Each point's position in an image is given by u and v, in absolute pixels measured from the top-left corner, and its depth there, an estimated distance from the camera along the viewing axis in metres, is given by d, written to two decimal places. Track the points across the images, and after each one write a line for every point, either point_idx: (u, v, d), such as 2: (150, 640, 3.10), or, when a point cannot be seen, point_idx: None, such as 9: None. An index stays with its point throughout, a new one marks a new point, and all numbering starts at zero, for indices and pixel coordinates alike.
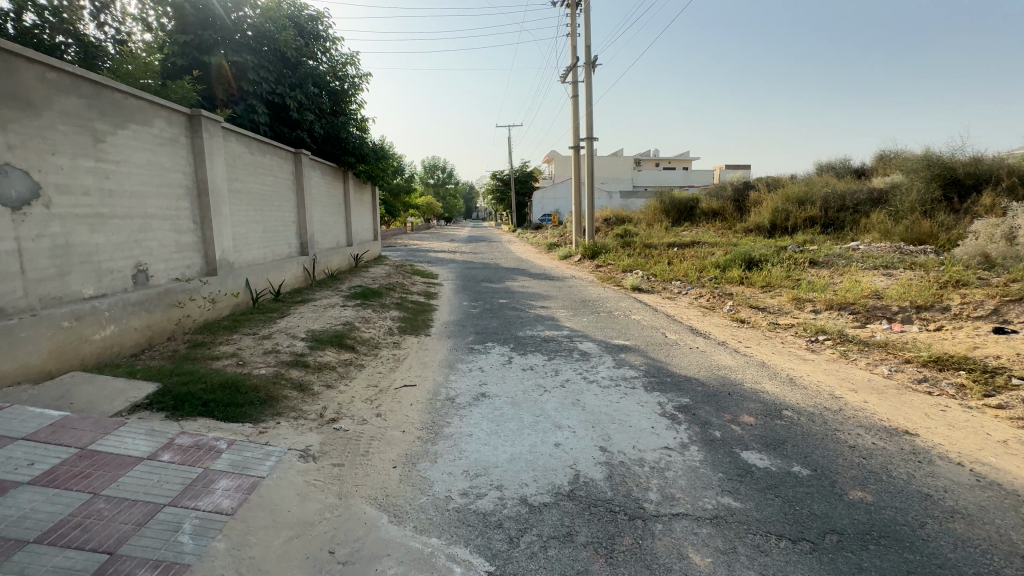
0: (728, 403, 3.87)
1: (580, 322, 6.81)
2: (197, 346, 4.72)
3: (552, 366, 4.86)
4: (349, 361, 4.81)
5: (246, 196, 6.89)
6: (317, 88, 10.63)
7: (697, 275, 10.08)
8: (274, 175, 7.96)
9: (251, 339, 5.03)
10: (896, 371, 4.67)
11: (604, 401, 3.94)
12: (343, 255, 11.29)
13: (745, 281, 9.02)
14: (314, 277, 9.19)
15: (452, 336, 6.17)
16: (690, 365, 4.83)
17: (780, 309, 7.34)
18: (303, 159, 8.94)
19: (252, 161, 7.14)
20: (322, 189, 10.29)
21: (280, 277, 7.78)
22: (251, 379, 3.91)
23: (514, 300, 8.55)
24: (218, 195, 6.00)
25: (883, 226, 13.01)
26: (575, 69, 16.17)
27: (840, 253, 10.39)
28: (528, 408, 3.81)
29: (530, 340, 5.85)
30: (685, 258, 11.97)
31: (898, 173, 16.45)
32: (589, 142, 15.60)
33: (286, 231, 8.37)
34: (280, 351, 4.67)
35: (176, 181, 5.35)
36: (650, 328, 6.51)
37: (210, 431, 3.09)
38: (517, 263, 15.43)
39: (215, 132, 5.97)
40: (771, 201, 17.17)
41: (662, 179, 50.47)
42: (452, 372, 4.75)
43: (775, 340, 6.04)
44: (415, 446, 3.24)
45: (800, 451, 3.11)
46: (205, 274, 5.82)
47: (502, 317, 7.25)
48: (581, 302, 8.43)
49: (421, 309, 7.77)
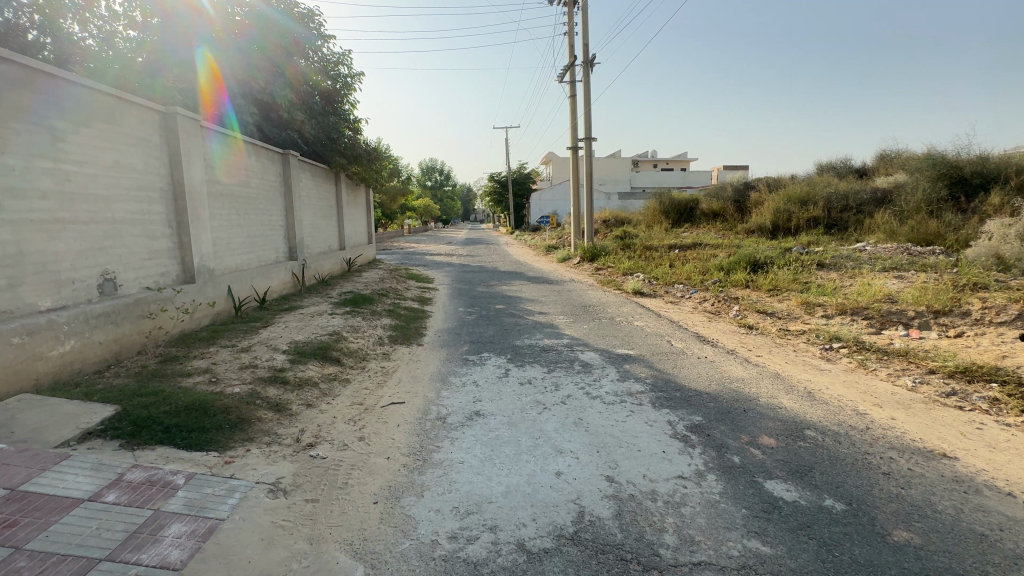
0: (746, 423, 3.54)
1: (580, 330, 6.49)
2: (168, 361, 4.37)
3: (551, 379, 4.52)
4: (334, 376, 4.47)
5: (228, 199, 6.55)
6: (308, 89, 10.32)
7: (701, 278, 9.77)
8: (260, 177, 7.62)
9: (228, 352, 4.68)
10: (921, 384, 4.34)
11: (609, 420, 3.60)
12: (335, 259, 10.94)
13: (751, 284, 8.70)
14: (303, 283, 8.84)
15: (446, 346, 5.83)
16: (700, 378, 4.49)
17: (789, 314, 7.02)
18: (292, 160, 8.61)
19: (235, 162, 6.79)
20: (312, 191, 9.94)
21: (266, 283, 7.43)
22: (222, 400, 3.57)
23: (511, 306, 8.22)
24: (197, 198, 5.67)
25: (888, 226, 12.73)
26: (573, 68, 15.90)
27: (847, 254, 10.09)
28: (526, 429, 3.47)
29: (528, 350, 5.51)
30: (686, 261, 11.64)
31: (901, 173, 16.22)
32: (588, 142, 15.33)
33: (273, 235, 8.03)
34: (259, 366, 4.32)
35: (149, 183, 5.01)
36: (654, 336, 6.17)
37: (168, 463, 2.75)
38: (515, 266, 15.09)
39: (193, 131, 5.63)
40: (772, 201, 16.89)
41: (660, 180, 50.20)
42: (444, 387, 4.42)
43: (787, 348, 5.71)
44: (399, 476, 2.90)
45: (830, 481, 2.77)
46: (182, 282, 5.47)
47: (499, 324, 6.91)
48: (582, 307, 8.10)
49: (415, 316, 7.43)
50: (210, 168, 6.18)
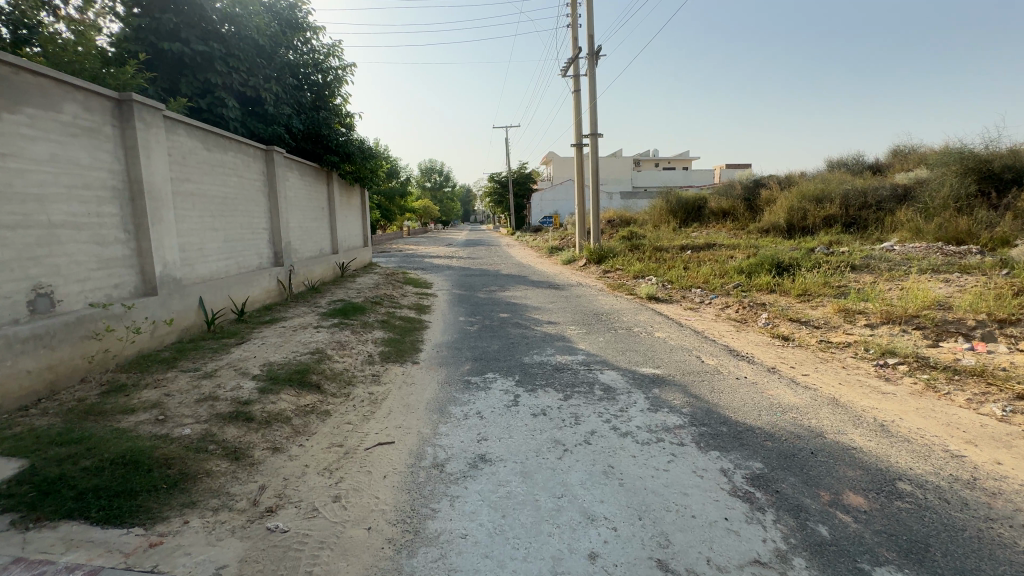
0: (820, 472, 2.82)
1: (597, 343, 5.77)
2: (112, 392, 3.65)
3: (570, 409, 3.81)
4: (311, 407, 3.76)
5: (200, 199, 5.87)
6: (296, 82, 9.62)
7: (720, 281, 9.07)
8: (239, 174, 6.90)
9: (188, 379, 3.97)
10: (1012, 413, 3.62)
11: (647, 468, 2.89)
12: (326, 264, 10.23)
13: (777, 289, 8.00)
14: (290, 291, 8.12)
15: (445, 365, 5.11)
16: (748, 409, 3.76)
17: (827, 324, 6.29)
18: (277, 158, 7.91)
19: (208, 159, 6.10)
20: (300, 191, 9.23)
21: (245, 292, 6.72)
22: (163, 448, 2.85)
23: (516, 315, 7.51)
24: (160, 199, 4.97)
25: (914, 224, 12.03)
26: (577, 61, 15.21)
27: (878, 255, 9.36)
28: (546, 484, 2.76)
29: (539, 370, 4.78)
30: (702, 263, 10.93)
31: (921, 169, 15.52)
32: (594, 138, 14.62)
33: (254, 240, 7.33)
34: (220, 397, 3.60)
35: (97, 181, 4.30)
36: (680, 351, 5.45)
37: (68, 551, 2.05)
38: (518, 269, 14.39)
39: (155, 122, 4.94)
40: (785, 199, 16.18)
41: (663, 179, 49.56)
42: (442, 420, 3.70)
43: (834, 364, 5.01)
44: (382, 562, 2.18)
45: (961, 569, 2.05)
46: (140, 294, 4.75)
47: (505, 336, 6.20)
48: (593, 315, 7.40)
49: (410, 328, 6.72)
50: (178, 164, 5.48)
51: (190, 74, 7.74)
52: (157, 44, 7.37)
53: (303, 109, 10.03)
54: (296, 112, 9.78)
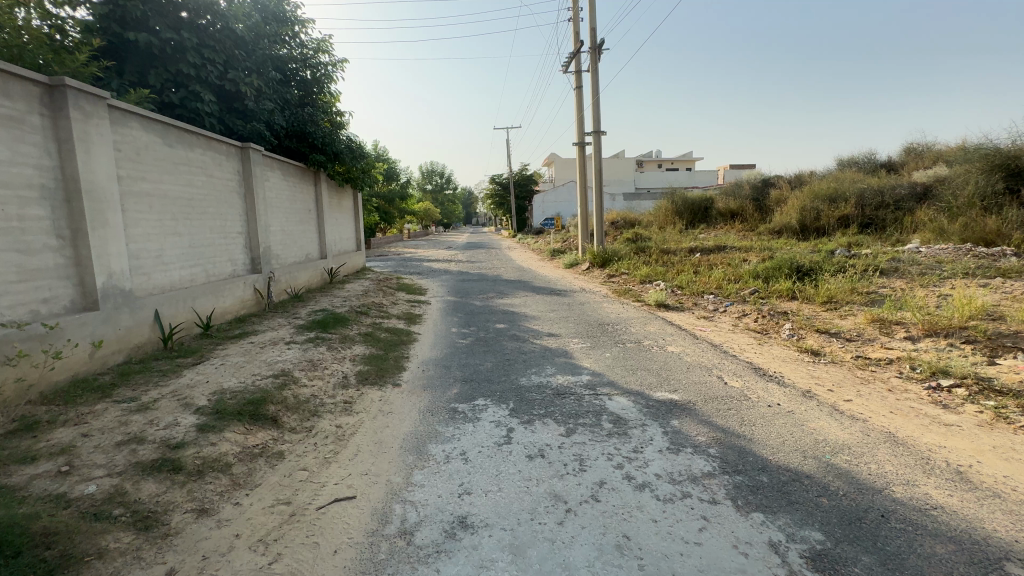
0: (901, 549, 2.15)
1: (603, 360, 5.10)
2: (18, 432, 3.01)
3: (573, 450, 3.15)
4: (260, 449, 3.11)
5: (158, 200, 5.27)
6: (280, 76, 9.01)
7: (735, 287, 8.42)
8: (208, 173, 6.28)
9: (117, 413, 3.33)
10: None
11: (673, 542, 2.22)
12: (312, 270, 9.60)
13: (798, 295, 7.34)
14: (268, 300, 7.48)
15: (430, 388, 4.46)
16: (790, 450, 3.08)
17: (860, 336, 5.62)
18: (254, 155, 7.29)
19: (170, 156, 5.50)
20: (282, 192, 8.61)
21: (214, 303, 6.09)
22: (47, 519, 2.20)
23: (514, 325, 6.85)
24: (104, 200, 4.37)
25: (937, 225, 11.36)
26: (578, 57, 14.59)
27: (904, 257, 8.68)
28: (542, 566, 2.10)
29: (537, 396, 4.12)
30: (713, 266, 10.25)
31: (940, 167, 14.81)
32: (597, 136, 13.98)
33: (227, 245, 6.70)
34: (146, 440, 2.95)
35: (19, 179, 3.69)
36: (699, 370, 4.77)
37: None
38: (518, 273, 13.75)
39: (98, 113, 4.35)
40: (796, 199, 15.50)
41: (666, 180, 48.93)
42: (418, 464, 3.05)
43: (877, 385, 4.35)
44: None
45: None
46: (77, 310, 4.13)
47: (499, 352, 5.55)
48: (598, 326, 6.73)
49: (396, 342, 6.07)
50: (130, 161, 4.88)
51: (161, 67, 7.13)
52: (122, 32, 6.74)
53: (288, 105, 9.42)
54: (280, 108, 9.16)
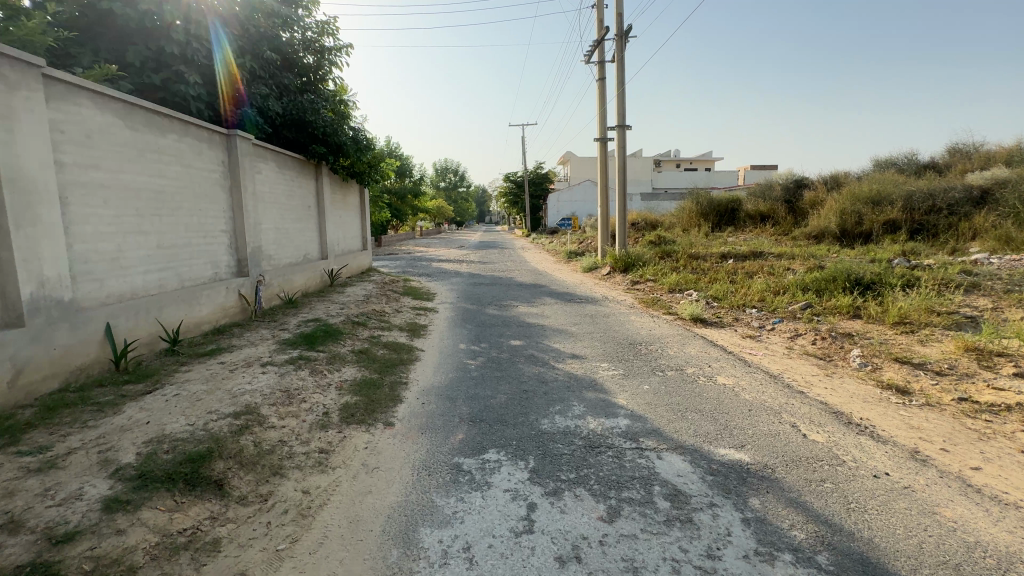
0: None
1: (642, 396, 4.15)
2: None
3: (620, 551, 2.24)
4: (186, 538, 2.24)
5: (115, 192, 4.48)
6: (277, 58, 8.18)
7: (780, 299, 7.44)
8: (184, 162, 5.47)
9: (7, 475, 2.48)
10: None
11: None
12: (309, 271, 8.78)
13: (860, 313, 6.34)
14: (256, 307, 6.66)
15: (429, 433, 3.57)
16: (938, 567, 2.13)
17: (955, 370, 4.61)
18: (240, 144, 6.45)
19: (134, 141, 4.71)
20: (276, 187, 7.80)
21: (186, 312, 5.28)
22: None
23: (532, 343, 5.95)
24: (36, 190, 3.57)
25: (1003, 232, 10.19)
26: (602, 45, 13.60)
27: (979, 270, 7.58)
28: None
29: (564, 450, 3.20)
30: (751, 276, 9.21)
31: (999, 168, 13.51)
32: (621, 131, 12.99)
33: (207, 245, 5.89)
34: (22, 528, 2.10)
35: None
36: (766, 414, 3.82)
37: None
38: (535, 277, 12.86)
39: (29, 84, 3.54)
40: (835, 202, 14.34)
41: (685, 180, 47.60)
42: (404, 569, 2.16)
43: (1003, 444, 3.36)
44: None
45: None
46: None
47: (515, 379, 4.64)
48: (630, 346, 5.80)
49: (394, 362, 5.19)
50: (78, 146, 4.08)
51: (140, 43, 6.34)
52: (94, 2, 5.95)
53: (286, 90, 8.59)
54: (276, 93, 8.33)
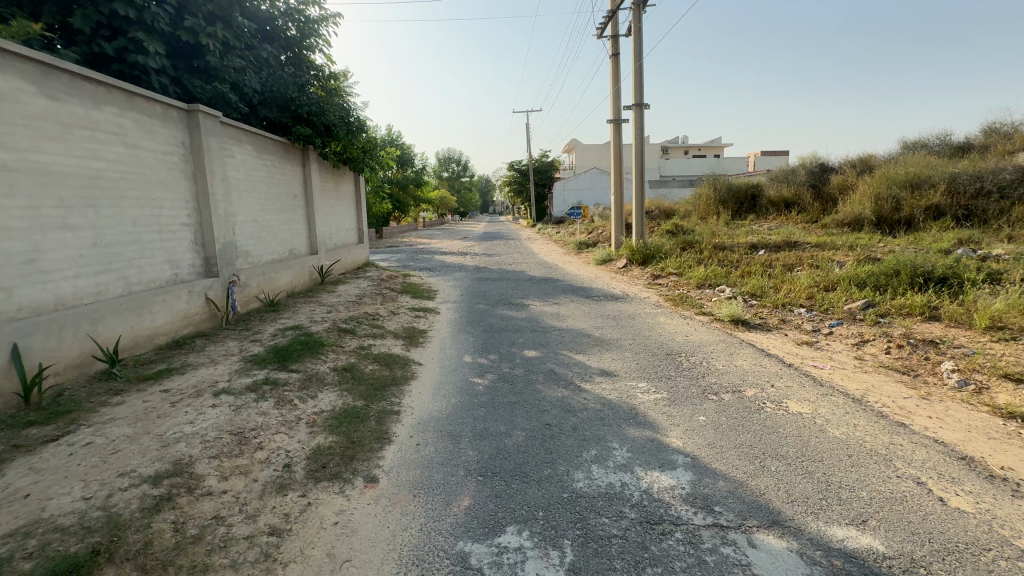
0: None
1: (702, 436, 3.19)
2: None
3: None
4: None
5: (28, 177, 3.55)
6: (253, 26, 7.18)
7: (832, 296, 6.46)
8: (129, 141, 4.52)
9: None
10: None
11: None
12: (293, 267, 7.84)
13: (939, 314, 5.36)
14: (226, 312, 5.72)
15: (424, 496, 2.62)
16: None
17: None
18: (203, 121, 5.47)
19: (54, 112, 3.77)
20: (252, 173, 6.83)
21: (132, 322, 4.36)
22: None
23: (550, 353, 5.01)
24: None
25: None
26: (615, 18, 12.48)
27: None
28: None
29: (613, 532, 2.26)
30: (791, 269, 8.21)
31: None
32: (637, 110, 11.90)
33: (164, 240, 4.95)
34: None
35: None
36: (873, 461, 2.87)
37: None
38: (546, 271, 11.88)
39: None
40: (868, 185, 13.23)
41: (694, 166, 46.24)
42: None
43: None
44: None
45: None
46: None
47: (534, 407, 3.68)
48: (669, 357, 4.84)
49: (386, 383, 4.24)
50: None
51: (88, 6, 5.38)
52: None
53: (266, 64, 7.59)
54: (254, 67, 7.33)
